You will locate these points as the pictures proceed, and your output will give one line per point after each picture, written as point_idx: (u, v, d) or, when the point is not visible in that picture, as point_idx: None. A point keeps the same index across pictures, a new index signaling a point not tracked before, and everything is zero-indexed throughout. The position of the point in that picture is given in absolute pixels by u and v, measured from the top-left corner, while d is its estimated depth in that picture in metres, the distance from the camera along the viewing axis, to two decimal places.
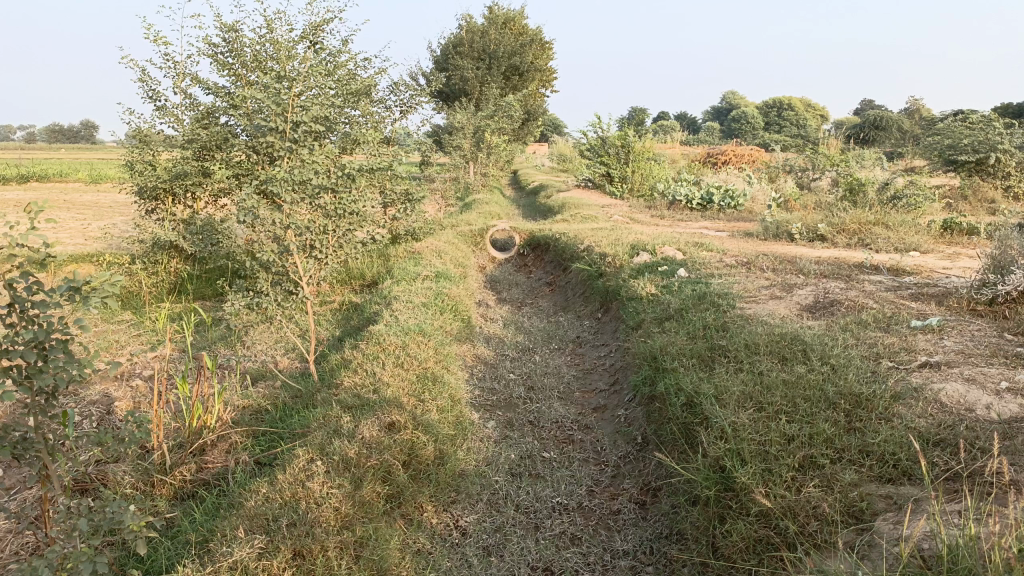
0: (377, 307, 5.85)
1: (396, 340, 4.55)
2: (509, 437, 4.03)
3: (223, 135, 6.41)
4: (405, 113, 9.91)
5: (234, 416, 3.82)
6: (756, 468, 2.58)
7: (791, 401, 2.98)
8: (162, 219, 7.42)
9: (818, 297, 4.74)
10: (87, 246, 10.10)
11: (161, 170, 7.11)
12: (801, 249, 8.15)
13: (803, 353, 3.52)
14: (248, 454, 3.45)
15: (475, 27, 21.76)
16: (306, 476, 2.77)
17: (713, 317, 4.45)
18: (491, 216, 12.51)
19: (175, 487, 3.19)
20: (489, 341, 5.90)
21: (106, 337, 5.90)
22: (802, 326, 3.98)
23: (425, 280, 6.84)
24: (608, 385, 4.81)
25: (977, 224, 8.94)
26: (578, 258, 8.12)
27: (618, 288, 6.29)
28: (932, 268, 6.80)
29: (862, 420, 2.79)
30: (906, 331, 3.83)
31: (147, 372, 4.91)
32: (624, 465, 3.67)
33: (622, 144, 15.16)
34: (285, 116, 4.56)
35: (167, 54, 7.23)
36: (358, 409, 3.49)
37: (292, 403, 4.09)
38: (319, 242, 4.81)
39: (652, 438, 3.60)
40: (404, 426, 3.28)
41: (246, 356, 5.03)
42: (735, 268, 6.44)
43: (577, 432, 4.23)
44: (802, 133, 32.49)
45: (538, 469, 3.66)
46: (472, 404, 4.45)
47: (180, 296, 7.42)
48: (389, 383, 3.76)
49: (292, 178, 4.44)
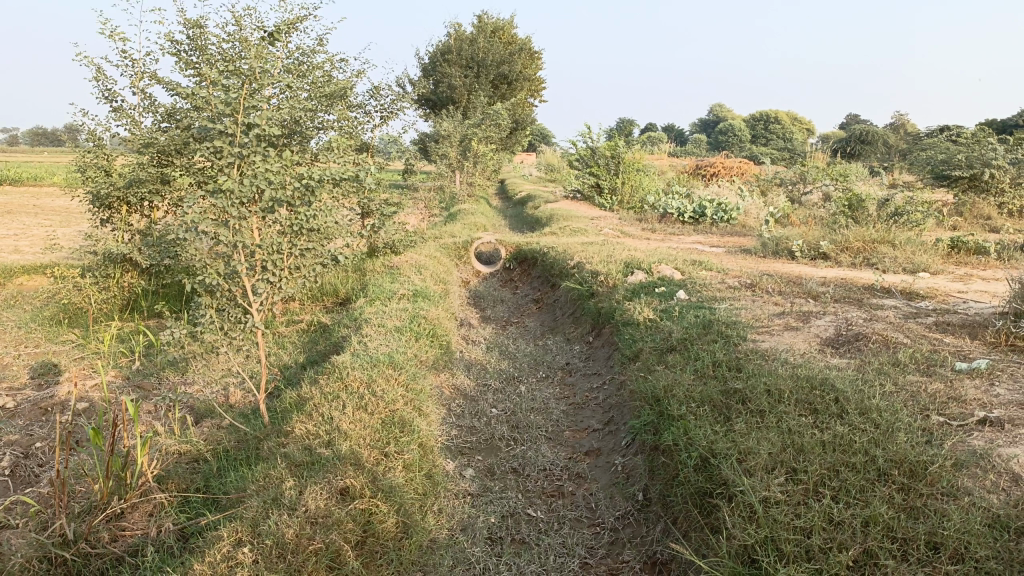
0: (346, 331, 5.29)
1: (361, 374, 3.97)
2: (488, 491, 3.48)
3: (183, 139, 5.85)
4: (386, 119, 9.34)
5: (164, 469, 3.25)
6: (800, 569, 2.06)
7: (831, 468, 2.45)
8: (116, 229, 6.81)
9: (839, 329, 4.20)
10: (44, 256, 9.44)
11: (115, 176, 6.54)
12: (804, 269, 7.64)
13: (835, 402, 2.97)
14: (173, 519, 2.89)
15: (463, 34, 21.24)
16: (228, 569, 2.22)
17: (723, 351, 3.91)
18: (475, 228, 11.97)
19: (78, 564, 2.64)
20: (470, 369, 5.36)
21: (44, 362, 5.35)
22: (829, 367, 3.43)
23: (402, 298, 6.28)
24: (601, 424, 4.26)
25: (985, 243, 8.44)
26: (567, 275, 7.58)
27: (612, 311, 5.75)
28: (947, 292, 6.28)
29: (923, 497, 2.26)
30: (950, 375, 3.30)
31: (79, 407, 4.34)
32: (624, 530, 3.12)
33: (611, 155, 14.65)
34: (235, 116, 4.01)
35: (125, 51, 6.66)
36: (306, 468, 2.92)
37: (234, 451, 3.53)
38: (273, 262, 4.21)
39: (658, 498, 3.07)
40: (361, 493, 2.71)
41: (192, 390, 4.47)
42: (738, 290, 5.91)
43: (567, 483, 3.67)
44: (787, 147, 32.13)
45: (523, 533, 3.10)
46: (448, 448, 3.91)
47: (136, 314, 6.84)
48: (347, 432, 3.18)
49: (239, 189, 3.86)
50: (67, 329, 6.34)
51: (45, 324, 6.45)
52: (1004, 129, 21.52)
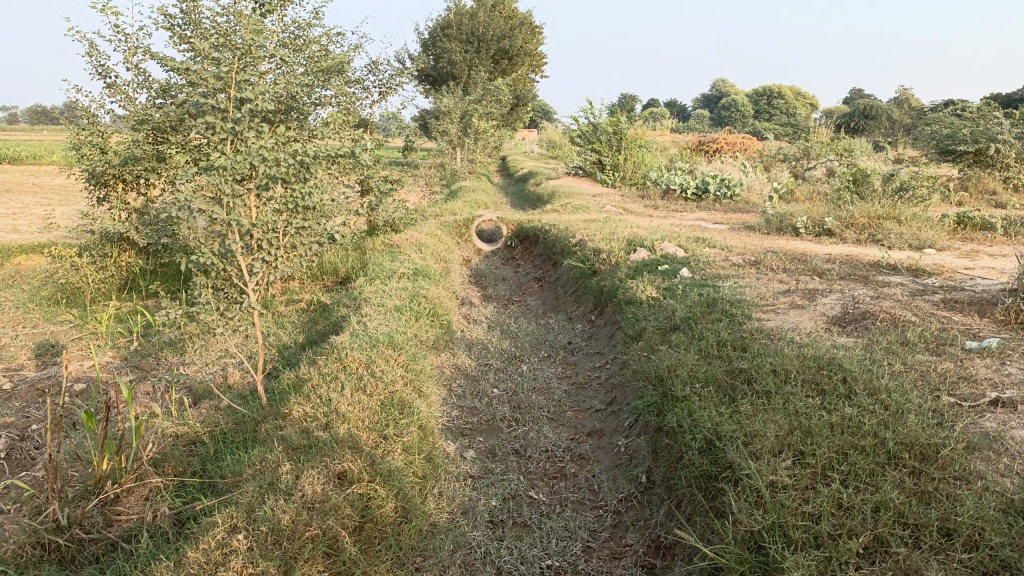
0: (345, 310, 5.23)
1: (360, 355, 3.91)
2: (490, 473, 3.44)
3: (178, 116, 5.75)
4: (385, 95, 9.21)
5: (159, 452, 3.21)
6: (809, 557, 2.02)
7: (840, 452, 2.40)
8: (112, 208, 6.73)
9: (846, 307, 4.13)
10: (41, 236, 9.35)
11: (111, 154, 6.45)
12: (808, 245, 7.56)
13: (842, 383, 2.91)
14: (169, 504, 2.85)
15: (463, 9, 20.98)
16: (223, 557, 2.17)
17: (727, 330, 3.84)
18: (476, 205, 11.86)
19: (72, 551, 2.60)
20: (471, 348, 5.30)
21: (41, 343, 5.29)
22: (836, 346, 3.37)
23: (402, 277, 6.21)
24: (603, 404, 4.20)
25: (991, 218, 8.34)
26: (569, 253, 7.49)
27: (614, 289, 5.68)
28: (953, 269, 6.20)
29: (934, 482, 2.20)
30: (960, 354, 3.23)
31: (76, 389, 4.29)
32: (627, 513, 3.08)
33: (613, 131, 14.48)
34: (228, 91, 3.91)
35: (118, 26, 6.54)
36: (303, 452, 2.86)
37: (232, 434, 3.48)
38: (268, 241, 4.12)
39: (662, 481, 3.02)
40: (359, 477, 2.66)
41: (188, 371, 4.42)
42: (742, 268, 5.83)
43: (569, 464, 3.62)
44: (791, 122, 31.84)
45: (525, 516, 3.06)
46: (449, 429, 3.86)
47: (134, 294, 6.78)
48: (346, 415, 3.13)
49: (233, 165, 3.77)
50: (64, 310, 6.29)
51: (42, 304, 6.40)
52: (1010, 103, 21.30)
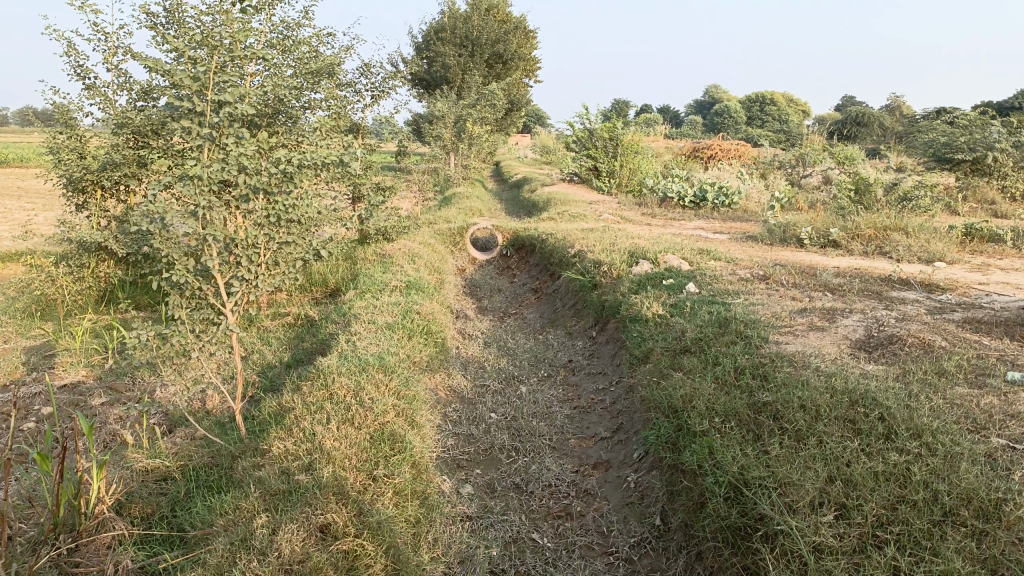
0: (334, 327, 4.94)
1: (347, 381, 3.61)
2: (488, 513, 3.15)
3: (159, 119, 5.46)
4: (378, 98, 8.92)
5: (124, 494, 2.91)
6: None
7: (889, 507, 2.13)
8: (91, 216, 6.41)
9: (870, 330, 3.86)
10: (20, 244, 9.00)
11: (89, 159, 6.13)
12: (814, 258, 7.31)
13: (880, 422, 2.63)
14: (131, 557, 2.53)
15: (457, 12, 20.73)
16: None
17: (745, 356, 3.56)
18: (469, 212, 11.59)
19: None
20: (467, 367, 5.01)
21: (8, 360, 4.97)
22: (867, 376, 3.09)
23: (394, 290, 5.92)
24: (609, 432, 3.92)
25: (999, 230, 8.10)
26: (567, 264, 7.22)
27: (617, 305, 5.40)
28: (967, 284, 5.94)
29: (1003, 546, 1.93)
30: (1003, 386, 2.96)
31: (42, 415, 3.98)
32: (641, 561, 2.79)
33: (609, 137, 14.23)
34: (206, 94, 3.60)
35: (98, 25, 6.23)
36: (282, 499, 2.58)
37: (207, 470, 3.19)
38: (247, 256, 3.80)
39: (680, 528, 2.74)
40: (344, 530, 2.37)
41: (162, 397, 4.13)
42: (750, 282, 5.56)
43: (575, 501, 3.34)
44: (786, 128, 31.72)
45: (528, 564, 2.77)
46: (444, 461, 3.57)
47: (113, 307, 6.47)
48: (331, 453, 2.83)
49: (208, 175, 3.45)
50: (37, 323, 5.96)
51: (15, 317, 6.08)
52: (1004, 110, 21.16)
